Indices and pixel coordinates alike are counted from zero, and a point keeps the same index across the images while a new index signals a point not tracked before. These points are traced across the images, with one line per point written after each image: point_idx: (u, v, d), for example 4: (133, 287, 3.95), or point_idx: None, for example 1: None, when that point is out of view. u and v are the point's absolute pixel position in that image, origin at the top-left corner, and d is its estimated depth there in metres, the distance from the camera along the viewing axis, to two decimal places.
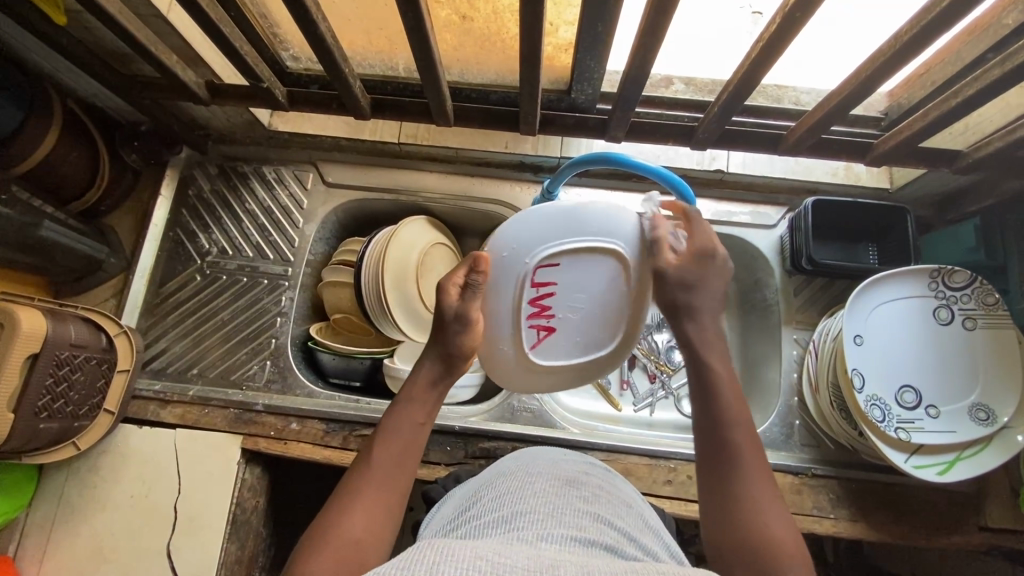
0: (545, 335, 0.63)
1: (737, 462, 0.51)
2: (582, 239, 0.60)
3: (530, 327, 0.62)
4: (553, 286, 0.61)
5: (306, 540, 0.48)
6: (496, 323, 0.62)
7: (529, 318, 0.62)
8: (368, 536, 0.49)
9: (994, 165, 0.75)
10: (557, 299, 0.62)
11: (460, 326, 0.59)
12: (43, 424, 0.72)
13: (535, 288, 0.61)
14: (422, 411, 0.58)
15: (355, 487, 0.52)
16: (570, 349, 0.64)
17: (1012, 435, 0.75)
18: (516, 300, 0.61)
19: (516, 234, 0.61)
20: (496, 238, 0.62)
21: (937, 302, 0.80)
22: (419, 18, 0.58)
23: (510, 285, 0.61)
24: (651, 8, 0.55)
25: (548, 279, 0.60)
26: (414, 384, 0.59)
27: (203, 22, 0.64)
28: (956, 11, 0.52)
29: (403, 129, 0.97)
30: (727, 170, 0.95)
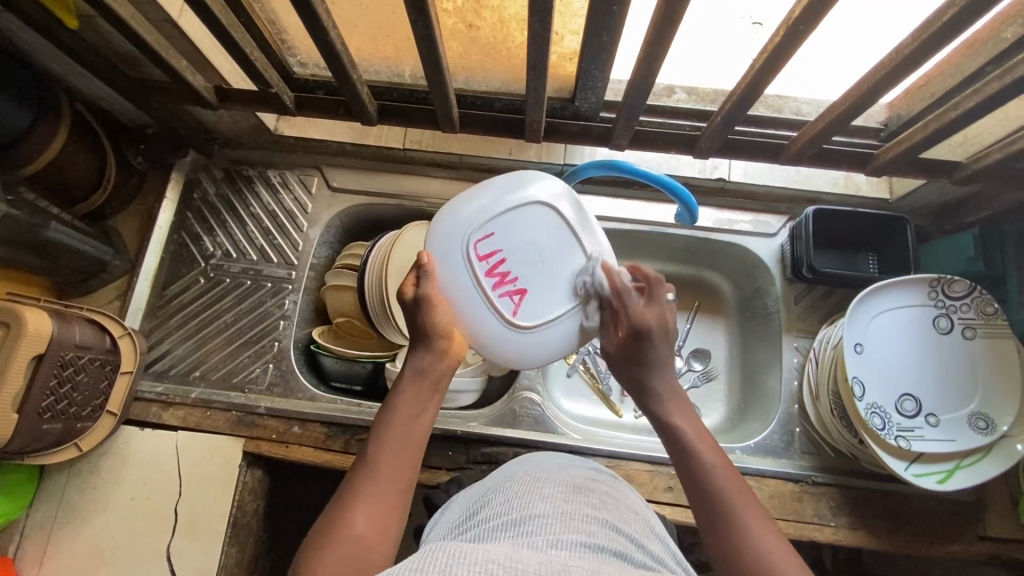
0: (519, 297, 0.65)
1: (732, 515, 0.52)
2: (503, 201, 0.65)
3: (501, 297, 0.65)
4: (498, 252, 0.65)
5: (312, 542, 0.49)
6: (464, 299, 0.65)
7: (495, 289, 0.65)
8: (372, 531, 0.49)
9: (991, 176, 0.76)
10: (512, 263, 0.65)
11: (422, 305, 0.63)
12: (46, 425, 0.72)
13: (483, 261, 0.65)
14: (415, 403, 0.60)
15: (353, 489, 0.53)
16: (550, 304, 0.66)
17: (1011, 444, 0.75)
18: (473, 274, 0.64)
19: (445, 224, 0.65)
20: (429, 239, 0.66)
21: (936, 311, 0.80)
22: (428, 26, 0.59)
23: (461, 262, 0.64)
24: (657, 19, 0.57)
25: (492, 248, 0.65)
26: (405, 375, 0.62)
27: (215, 27, 0.65)
28: (956, 25, 0.53)
29: (409, 134, 0.98)
30: (728, 178, 0.96)
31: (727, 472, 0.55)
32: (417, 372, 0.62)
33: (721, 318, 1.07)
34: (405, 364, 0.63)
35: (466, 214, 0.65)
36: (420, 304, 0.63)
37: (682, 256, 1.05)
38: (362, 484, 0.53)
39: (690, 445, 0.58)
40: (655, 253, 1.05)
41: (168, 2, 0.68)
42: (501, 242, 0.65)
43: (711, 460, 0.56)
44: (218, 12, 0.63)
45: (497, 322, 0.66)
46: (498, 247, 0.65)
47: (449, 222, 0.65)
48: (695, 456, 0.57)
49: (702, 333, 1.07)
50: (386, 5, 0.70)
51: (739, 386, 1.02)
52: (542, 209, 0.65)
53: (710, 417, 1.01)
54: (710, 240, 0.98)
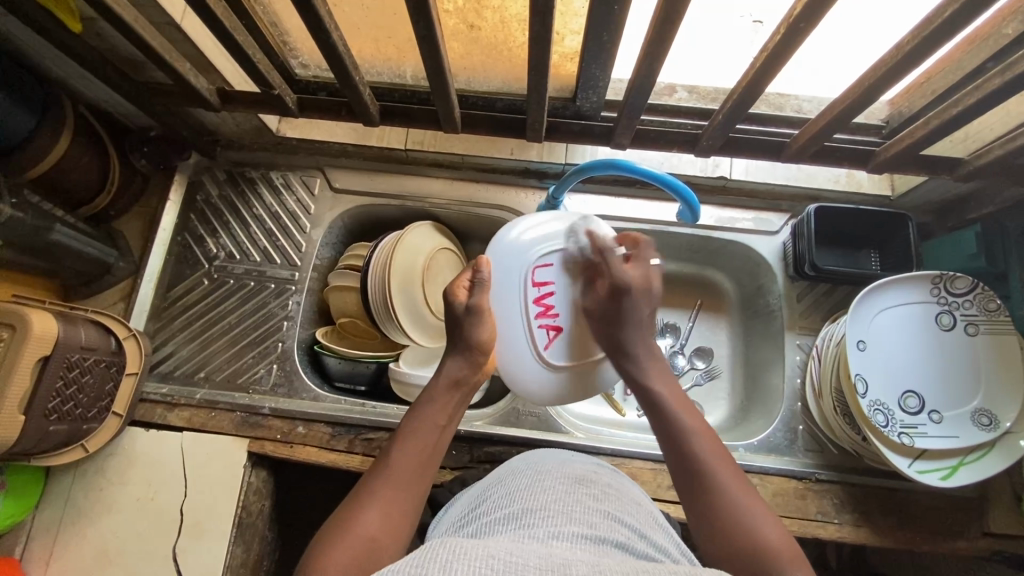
0: (554, 333, 0.73)
1: (705, 469, 0.57)
2: (569, 239, 0.73)
3: (540, 327, 0.72)
4: (551, 285, 0.72)
5: (327, 532, 0.50)
6: (508, 327, 0.72)
7: (537, 318, 0.72)
8: (386, 528, 0.50)
9: (993, 173, 0.76)
10: (558, 298, 0.73)
11: (475, 318, 0.68)
12: (53, 426, 0.72)
13: (536, 289, 0.72)
14: (444, 413, 0.63)
15: (375, 486, 0.54)
16: (579, 347, 0.74)
17: (1015, 439, 0.75)
18: (523, 302, 0.71)
19: (509, 244, 0.72)
20: (493, 248, 0.72)
21: (939, 307, 0.80)
22: (430, 27, 0.59)
23: (516, 286, 0.71)
24: (658, 18, 0.57)
25: (546, 279, 0.72)
26: (437, 385, 0.65)
27: (217, 30, 0.65)
28: (956, 21, 0.53)
29: (410, 135, 0.98)
30: (730, 176, 0.96)
31: (700, 432, 0.60)
32: (451, 381, 0.66)
33: (724, 316, 1.07)
34: (439, 371, 0.67)
35: (528, 247, 0.72)
36: (472, 316, 0.68)
37: (684, 255, 1.05)
38: (384, 480, 0.55)
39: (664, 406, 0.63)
40: (657, 251, 1.05)
41: (171, 5, 0.69)
42: (553, 278, 0.73)
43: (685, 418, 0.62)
44: (221, 15, 0.63)
45: (527, 349, 0.72)
46: (552, 283, 0.72)
47: (516, 244, 0.72)
48: (670, 414, 0.62)
49: (704, 331, 1.07)
50: (388, 6, 0.71)
51: (742, 384, 1.03)
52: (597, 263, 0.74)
53: (713, 415, 1.01)
54: (711, 238, 0.98)
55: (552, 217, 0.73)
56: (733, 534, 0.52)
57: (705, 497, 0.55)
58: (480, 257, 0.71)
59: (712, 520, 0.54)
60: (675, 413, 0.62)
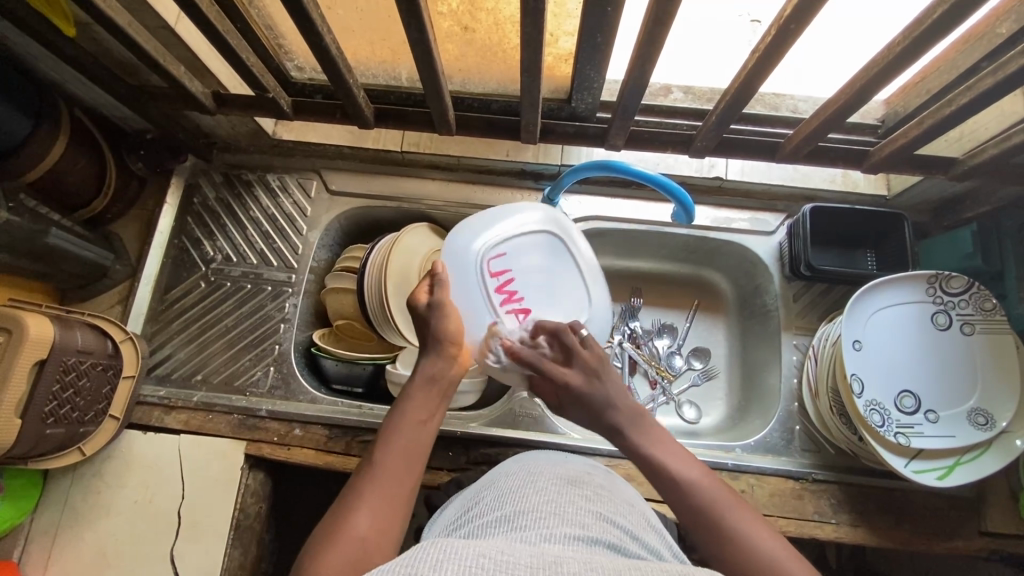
0: (522, 317, 0.74)
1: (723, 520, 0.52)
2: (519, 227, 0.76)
3: (507, 314, 0.73)
4: (509, 273, 0.74)
5: (316, 541, 0.49)
6: (475, 315, 0.72)
7: (502, 305, 0.73)
8: (375, 531, 0.50)
9: (988, 172, 0.76)
10: (518, 283, 0.75)
11: (438, 311, 0.67)
12: (50, 429, 0.73)
13: (494, 278, 0.73)
14: (424, 408, 0.62)
15: (362, 489, 0.54)
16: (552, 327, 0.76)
17: (1011, 439, 0.75)
18: (485, 291, 0.72)
19: (461, 242, 0.73)
20: (447, 254, 0.73)
21: (935, 307, 0.80)
22: (422, 30, 0.59)
23: (473, 275, 0.72)
24: (650, 20, 0.57)
25: (502, 267, 0.74)
26: (414, 382, 0.64)
27: (211, 35, 0.65)
28: (947, 22, 0.53)
29: (406, 137, 0.99)
30: (726, 177, 0.95)
31: (706, 484, 0.56)
32: (428, 378, 0.64)
33: (721, 316, 1.07)
34: (416, 370, 0.65)
35: (476, 240, 0.73)
36: (434, 311, 0.67)
37: (681, 255, 1.05)
38: (369, 484, 0.54)
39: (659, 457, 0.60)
40: (653, 252, 1.05)
41: (165, 9, 0.69)
42: (509, 266, 0.75)
43: (683, 470, 0.57)
44: (215, 19, 0.63)
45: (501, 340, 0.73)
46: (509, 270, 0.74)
47: (466, 240, 0.73)
48: (669, 471, 0.58)
49: (701, 332, 1.07)
50: (381, 8, 0.71)
51: (739, 384, 1.02)
52: (545, 246, 0.77)
53: (710, 416, 1.01)
54: (707, 239, 0.98)
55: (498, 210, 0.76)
56: None
57: (712, 546, 0.52)
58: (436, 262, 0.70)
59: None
60: (676, 468, 0.58)
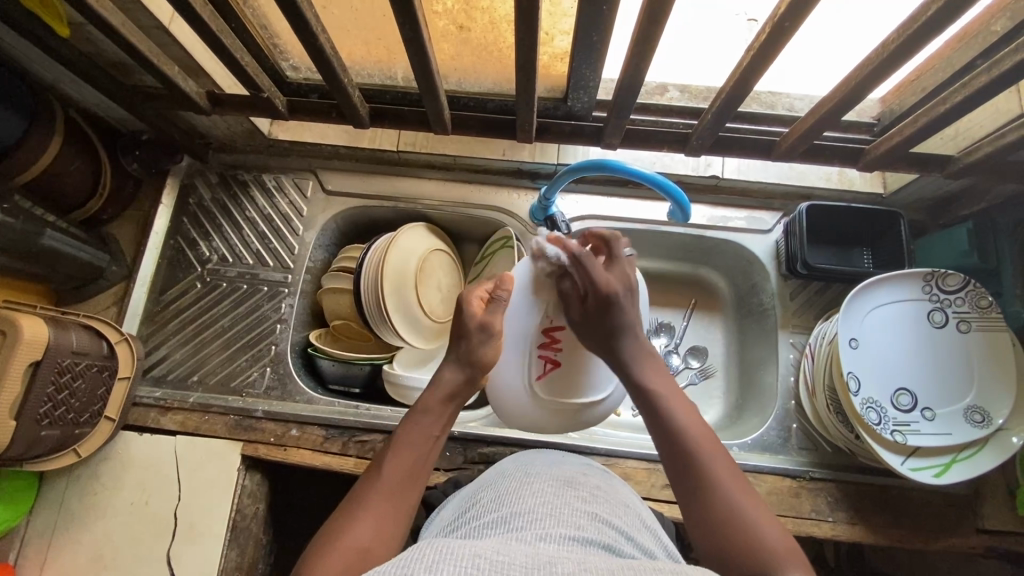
0: (551, 366, 0.75)
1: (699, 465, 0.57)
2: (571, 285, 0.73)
3: (537, 357, 0.75)
4: (560, 323, 0.74)
5: (318, 544, 0.50)
6: (509, 352, 0.75)
7: (539, 348, 0.74)
8: (377, 542, 0.50)
9: (984, 169, 0.76)
10: (565, 335, 0.74)
11: (488, 337, 0.68)
12: (45, 431, 0.72)
13: (547, 322, 0.74)
14: (436, 425, 0.63)
15: (365, 499, 0.54)
16: (569, 384, 0.76)
17: (1007, 436, 0.76)
18: (531, 333, 0.74)
19: (536, 271, 0.73)
20: (520, 270, 0.74)
21: (930, 304, 0.80)
22: (417, 29, 0.59)
23: (527, 318, 0.74)
24: (644, 18, 0.57)
25: (558, 316, 0.74)
26: (431, 396, 0.65)
27: (205, 34, 0.65)
28: (941, 20, 0.53)
29: (402, 137, 0.99)
30: (722, 176, 0.96)
31: (691, 428, 0.60)
32: (445, 394, 0.65)
33: (718, 315, 1.07)
34: (435, 381, 0.66)
35: (540, 284, 0.73)
36: (484, 333, 0.68)
37: (677, 254, 1.05)
38: (375, 491, 0.55)
39: (664, 409, 0.63)
40: (650, 251, 1.05)
41: (159, 9, 0.69)
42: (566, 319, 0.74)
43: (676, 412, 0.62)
44: (209, 19, 0.63)
45: (520, 375, 0.75)
46: (564, 322, 0.74)
47: (541, 275, 0.73)
48: (664, 410, 0.62)
49: (698, 330, 1.07)
50: (376, 8, 0.70)
51: (736, 383, 1.02)
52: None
53: (708, 415, 1.01)
54: (704, 237, 0.98)
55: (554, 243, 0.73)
56: (722, 533, 0.52)
57: (699, 503, 0.55)
58: (505, 274, 0.72)
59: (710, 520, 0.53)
60: (668, 408, 0.62)
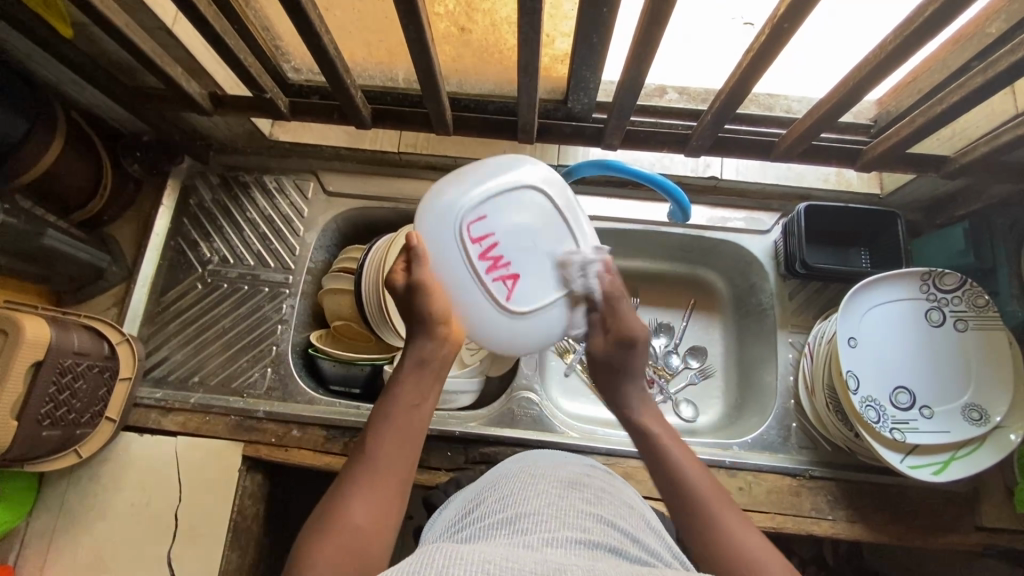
0: (512, 282, 0.63)
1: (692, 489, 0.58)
2: (495, 184, 0.62)
3: (495, 281, 0.63)
4: (492, 236, 0.62)
5: (313, 525, 0.50)
6: (460, 291, 0.63)
7: (488, 273, 0.63)
8: (371, 521, 0.51)
9: (980, 170, 0.77)
10: (504, 247, 0.63)
11: (418, 293, 0.62)
12: (46, 432, 0.72)
13: (476, 243, 0.62)
14: (416, 393, 0.62)
15: (356, 478, 0.54)
16: (543, 287, 0.65)
17: (1005, 434, 0.76)
18: (467, 261, 0.62)
19: (442, 206, 0.62)
20: (421, 218, 0.63)
21: (928, 304, 0.81)
22: (420, 30, 0.60)
23: (455, 249, 0.62)
24: (646, 20, 0.57)
25: (486, 231, 0.62)
26: (405, 365, 0.63)
27: (209, 35, 0.65)
28: (936, 21, 0.54)
29: (403, 138, 0.99)
30: (721, 176, 0.96)
31: (685, 458, 0.62)
32: (417, 360, 0.63)
33: (717, 315, 1.08)
34: (406, 351, 0.64)
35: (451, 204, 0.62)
36: (415, 292, 0.62)
37: (676, 254, 1.06)
38: (365, 467, 0.55)
39: (656, 439, 0.65)
40: (650, 252, 1.06)
41: (162, 10, 0.69)
42: (494, 228, 0.62)
43: (669, 446, 0.63)
44: (212, 19, 0.63)
45: (490, 307, 0.64)
46: (492, 232, 0.62)
47: (448, 200, 0.62)
48: (657, 443, 0.64)
49: (698, 330, 1.08)
50: (378, 10, 0.71)
51: (736, 382, 1.03)
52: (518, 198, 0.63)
53: (707, 414, 1.02)
54: (703, 238, 0.99)
55: (490, 163, 0.63)
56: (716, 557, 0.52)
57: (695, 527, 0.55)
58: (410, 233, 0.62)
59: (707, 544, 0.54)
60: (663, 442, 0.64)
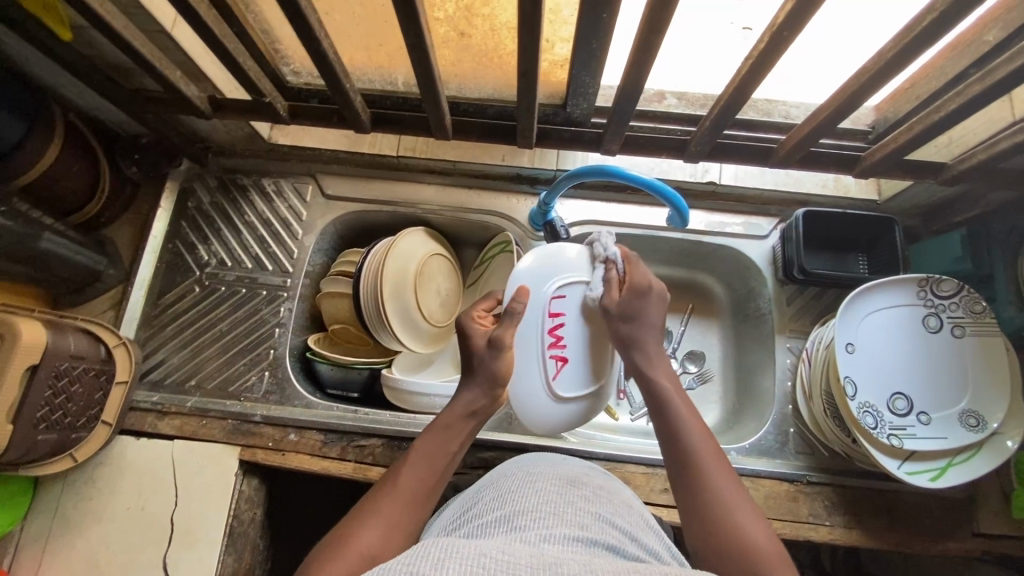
0: (561, 365, 0.70)
1: (696, 460, 0.59)
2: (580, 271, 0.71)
3: (550, 358, 0.70)
4: (562, 316, 0.70)
5: (326, 545, 0.52)
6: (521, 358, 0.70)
7: (548, 349, 0.70)
8: (385, 548, 0.52)
9: (977, 176, 0.77)
10: (569, 329, 0.70)
11: (496, 354, 0.68)
12: (41, 435, 0.72)
13: (550, 318, 0.70)
14: (453, 440, 0.65)
15: (377, 506, 0.56)
16: (580, 382, 0.72)
17: (1002, 440, 0.76)
18: (538, 331, 0.69)
19: (529, 274, 0.71)
20: (512, 283, 0.72)
21: (925, 310, 0.81)
22: (420, 35, 0.60)
23: (530, 316, 0.70)
24: (646, 25, 0.57)
25: (561, 309, 0.70)
26: (452, 412, 0.67)
27: (208, 38, 0.65)
28: (935, 30, 0.54)
29: (402, 142, 1.01)
30: (719, 181, 0.98)
31: (694, 427, 0.61)
32: (467, 411, 0.67)
33: (715, 320, 1.08)
34: (455, 400, 0.68)
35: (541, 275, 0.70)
36: (493, 352, 0.68)
37: (674, 259, 1.06)
38: (388, 497, 0.57)
39: (665, 399, 0.65)
40: (648, 256, 1.06)
41: (161, 14, 0.69)
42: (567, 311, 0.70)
43: (680, 411, 0.63)
44: (211, 22, 0.63)
45: (536, 379, 0.71)
46: (565, 313, 0.70)
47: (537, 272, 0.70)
48: (666, 404, 0.64)
49: (696, 335, 1.08)
50: (378, 14, 0.71)
51: (734, 387, 1.03)
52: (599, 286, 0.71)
53: (706, 419, 1.02)
54: (702, 243, 0.99)
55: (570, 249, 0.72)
56: (714, 533, 0.54)
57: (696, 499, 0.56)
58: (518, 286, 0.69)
59: (705, 517, 0.55)
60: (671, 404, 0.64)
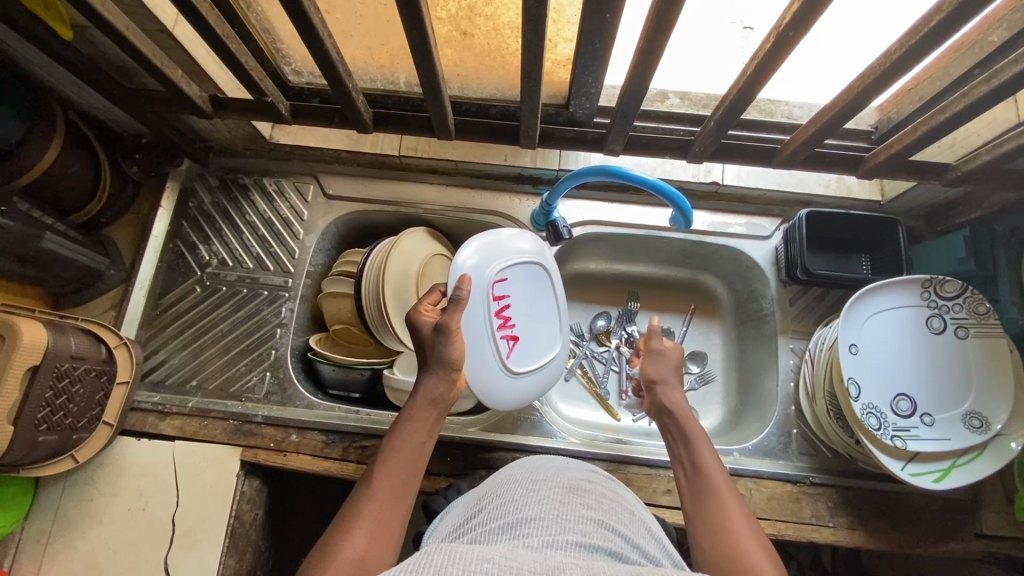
0: (512, 342, 0.80)
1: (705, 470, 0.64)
2: (521, 256, 0.80)
3: (502, 338, 0.78)
4: (507, 298, 0.79)
5: (313, 560, 0.51)
6: (476, 340, 0.76)
7: (499, 331, 0.78)
8: (371, 551, 0.52)
9: (981, 178, 0.77)
10: (511, 309, 0.80)
11: (445, 338, 0.69)
12: (42, 436, 0.71)
13: (496, 302, 0.78)
14: (421, 430, 0.64)
15: (358, 510, 0.55)
16: (530, 354, 0.82)
17: (1006, 442, 0.76)
18: (488, 316, 0.77)
19: (470, 257, 0.76)
20: (452, 272, 0.75)
21: (929, 311, 0.81)
22: (423, 35, 0.60)
23: (480, 302, 0.76)
24: (650, 27, 0.57)
25: (504, 292, 0.79)
26: (417, 403, 0.66)
27: (210, 38, 0.65)
28: (943, 30, 0.54)
29: (404, 142, 0.99)
30: (722, 182, 0.97)
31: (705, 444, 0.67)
32: (429, 399, 0.66)
33: (717, 320, 1.08)
34: (416, 391, 0.67)
35: (485, 264, 0.76)
36: (442, 337, 0.69)
37: (676, 260, 1.06)
38: (366, 501, 0.56)
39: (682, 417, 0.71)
40: (651, 257, 1.06)
41: (163, 13, 0.69)
42: (509, 293, 0.80)
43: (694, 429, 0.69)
44: (213, 22, 0.63)
45: (494, 359, 0.78)
46: (507, 295, 0.79)
47: (479, 257, 0.76)
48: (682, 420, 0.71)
49: (698, 335, 1.08)
50: (380, 14, 0.71)
51: (736, 388, 1.03)
52: (534, 274, 0.82)
53: (708, 420, 1.02)
54: (705, 243, 0.99)
55: (505, 235, 0.79)
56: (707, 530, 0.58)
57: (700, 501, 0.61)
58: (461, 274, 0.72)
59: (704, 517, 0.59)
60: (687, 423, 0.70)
